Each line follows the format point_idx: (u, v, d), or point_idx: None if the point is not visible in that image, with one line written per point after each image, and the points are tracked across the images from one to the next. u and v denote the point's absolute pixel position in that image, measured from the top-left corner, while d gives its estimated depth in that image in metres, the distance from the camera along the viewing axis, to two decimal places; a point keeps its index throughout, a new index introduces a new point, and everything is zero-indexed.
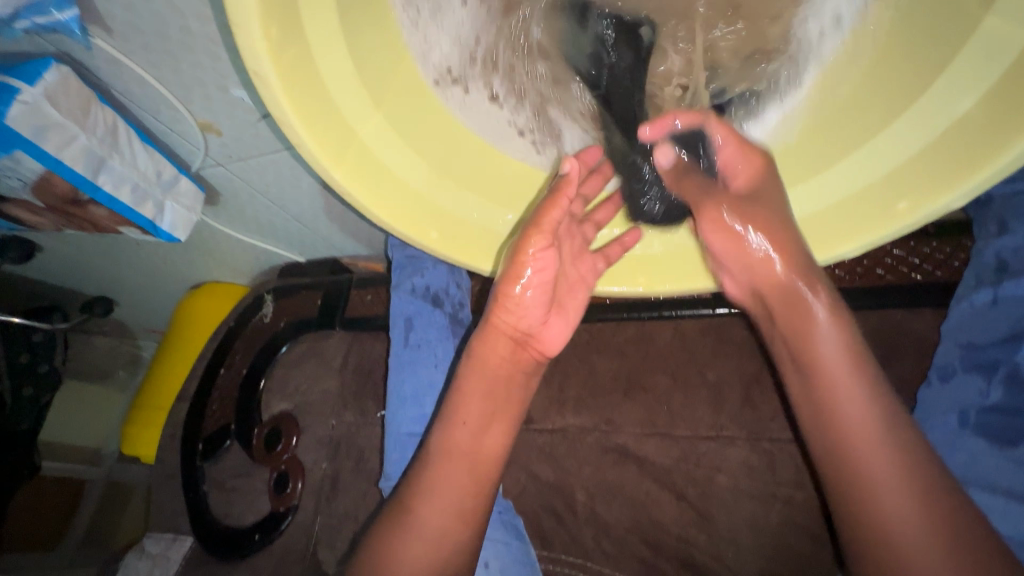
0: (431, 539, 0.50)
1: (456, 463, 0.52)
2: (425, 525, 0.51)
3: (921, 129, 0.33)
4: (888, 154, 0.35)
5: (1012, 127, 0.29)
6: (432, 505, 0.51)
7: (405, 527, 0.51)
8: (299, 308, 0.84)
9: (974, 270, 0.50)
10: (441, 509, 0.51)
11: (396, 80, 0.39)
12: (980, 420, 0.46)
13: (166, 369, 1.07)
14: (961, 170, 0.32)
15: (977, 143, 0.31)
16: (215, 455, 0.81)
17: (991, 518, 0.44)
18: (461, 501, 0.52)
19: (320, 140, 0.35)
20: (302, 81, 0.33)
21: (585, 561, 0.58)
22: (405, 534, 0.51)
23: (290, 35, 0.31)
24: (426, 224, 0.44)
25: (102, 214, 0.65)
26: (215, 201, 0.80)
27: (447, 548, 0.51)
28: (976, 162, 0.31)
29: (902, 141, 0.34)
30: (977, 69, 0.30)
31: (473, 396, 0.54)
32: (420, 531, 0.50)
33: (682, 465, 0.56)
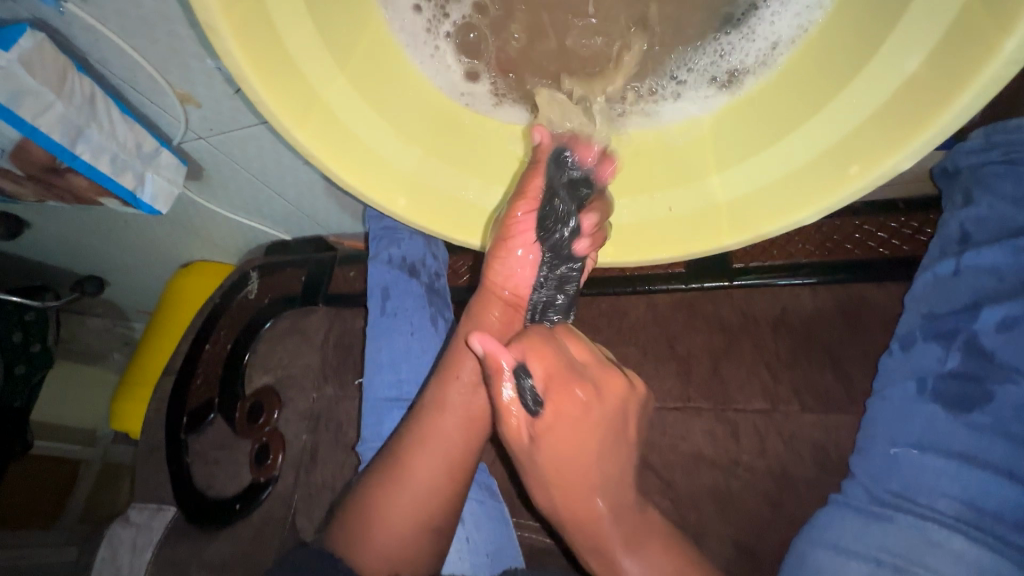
0: (419, 491, 0.52)
1: (450, 418, 0.54)
2: (414, 475, 0.52)
3: (869, 93, 0.34)
4: (840, 121, 0.35)
5: (950, 86, 0.29)
6: (424, 455, 0.52)
7: (392, 478, 0.52)
8: (284, 284, 0.85)
9: (938, 243, 0.51)
10: (432, 463, 0.52)
11: (358, 44, 0.40)
12: (936, 386, 0.46)
13: (155, 347, 1.08)
14: (906, 132, 0.32)
15: (919, 106, 0.31)
16: (199, 428, 0.82)
17: (945, 481, 0.44)
18: (450, 454, 0.53)
19: (279, 95, 0.35)
20: (257, 34, 0.33)
21: (554, 527, 0.59)
22: (394, 484, 0.52)
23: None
24: (394, 190, 0.44)
25: (82, 184, 0.65)
26: (198, 176, 0.81)
27: (436, 499, 0.52)
28: (921, 123, 0.31)
29: (852, 105, 0.35)
30: (920, 28, 0.30)
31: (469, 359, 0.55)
32: (409, 482, 0.52)
33: (648, 434, 0.56)
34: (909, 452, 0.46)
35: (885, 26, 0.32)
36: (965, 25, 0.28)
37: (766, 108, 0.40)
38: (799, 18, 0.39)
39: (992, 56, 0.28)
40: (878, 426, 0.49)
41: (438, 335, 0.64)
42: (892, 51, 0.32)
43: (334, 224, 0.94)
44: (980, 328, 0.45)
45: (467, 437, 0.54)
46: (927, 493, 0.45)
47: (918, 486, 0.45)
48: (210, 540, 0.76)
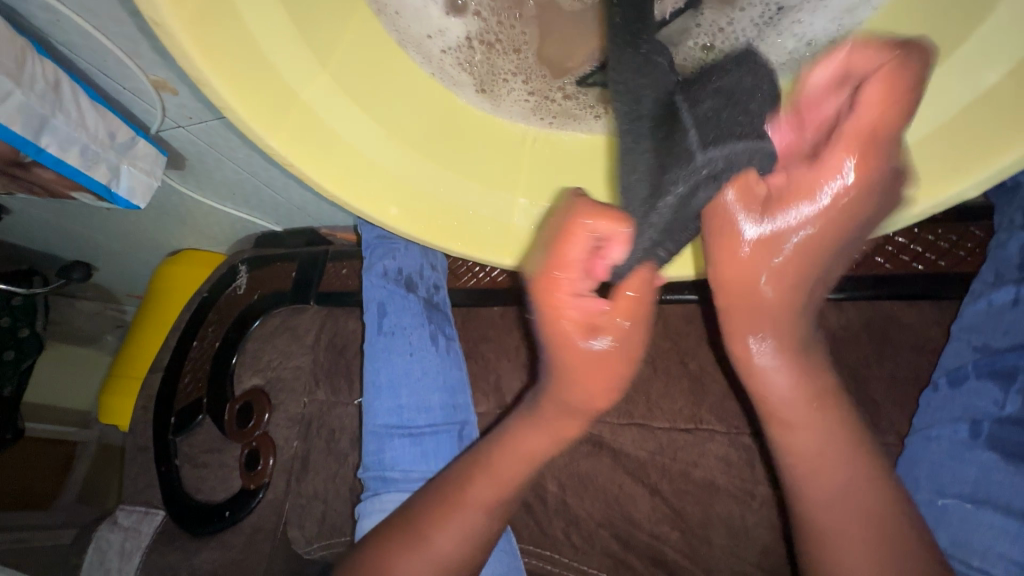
0: (436, 563, 0.47)
1: (473, 510, 0.49)
2: (437, 549, 0.47)
3: (928, 110, 0.29)
4: (896, 135, 0.31)
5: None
6: (446, 529, 0.48)
7: (406, 539, 0.48)
8: (273, 279, 0.81)
9: (994, 265, 0.47)
10: (454, 536, 0.48)
11: (345, 35, 0.36)
12: (992, 432, 0.43)
13: (142, 338, 1.04)
14: (971, 159, 0.28)
15: (987, 131, 0.27)
16: (188, 430, 0.80)
17: (1000, 540, 0.41)
18: (472, 528, 0.48)
19: (247, 99, 0.31)
20: (223, 31, 0.28)
21: (553, 552, 0.56)
22: (408, 550, 0.47)
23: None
24: (384, 199, 0.39)
25: (52, 178, 0.60)
26: (180, 166, 0.76)
27: (450, 571, 0.47)
28: (989, 152, 0.27)
29: (904, 122, 0.30)
30: (1007, 39, 0.26)
31: (517, 458, 0.49)
32: (428, 553, 0.47)
33: (658, 459, 0.53)
34: (960, 505, 0.43)
35: (955, 33, 0.28)
36: None
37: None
38: (837, 20, 0.33)
39: None
40: (922, 471, 0.46)
41: (438, 354, 0.61)
42: (963, 65, 0.28)
43: (326, 216, 0.89)
44: None
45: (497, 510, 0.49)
46: (981, 556, 0.41)
47: (970, 545, 0.42)
48: (199, 548, 0.74)
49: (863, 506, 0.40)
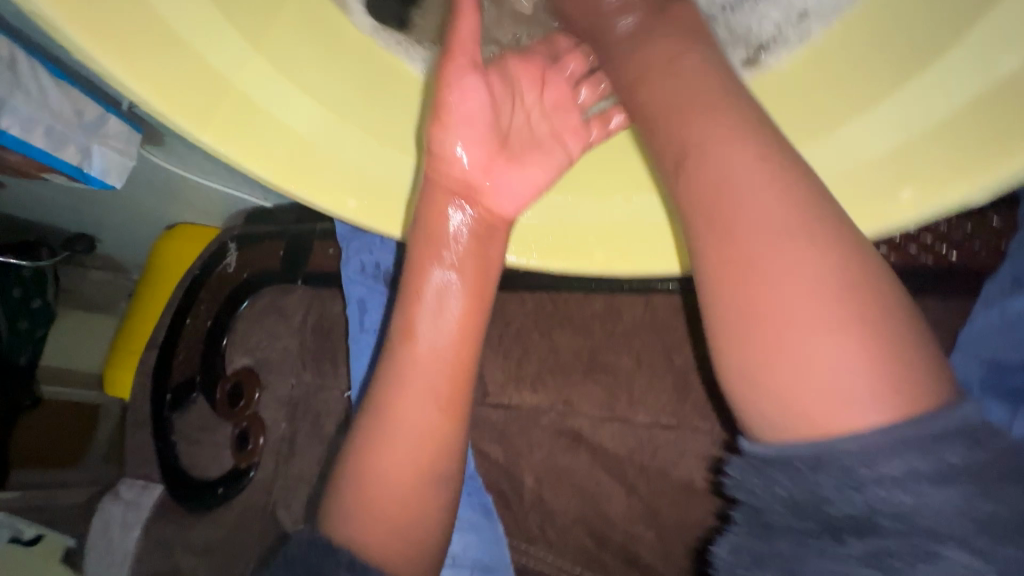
0: (399, 487, 0.40)
1: (415, 396, 0.40)
2: (388, 471, 0.40)
3: (938, 93, 0.26)
4: (890, 131, 0.28)
5: None
6: (391, 444, 0.40)
7: (363, 477, 0.40)
8: (260, 258, 0.80)
9: (1012, 270, 0.43)
10: (401, 450, 0.40)
11: (287, 18, 0.34)
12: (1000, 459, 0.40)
13: (141, 312, 1.05)
14: (988, 154, 0.24)
15: (1001, 120, 0.24)
16: (184, 406, 0.81)
17: None
18: (421, 426, 0.41)
19: (164, 91, 0.28)
20: (121, 21, 0.27)
21: (526, 544, 0.55)
22: (366, 482, 0.40)
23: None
24: (342, 191, 0.36)
25: (20, 160, 0.58)
26: (159, 142, 0.73)
27: (418, 486, 0.40)
28: (1008, 145, 0.24)
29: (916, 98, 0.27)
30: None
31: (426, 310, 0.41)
32: (380, 473, 0.40)
33: (635, 456, 0.51)
34: None
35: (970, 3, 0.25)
36: None
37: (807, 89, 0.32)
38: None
39: None
40: None
41: None
42: (973, 51, 0.25)
43: None
44: None
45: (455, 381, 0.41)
46: None
47: None
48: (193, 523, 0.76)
49: (812, 281, 0.28)
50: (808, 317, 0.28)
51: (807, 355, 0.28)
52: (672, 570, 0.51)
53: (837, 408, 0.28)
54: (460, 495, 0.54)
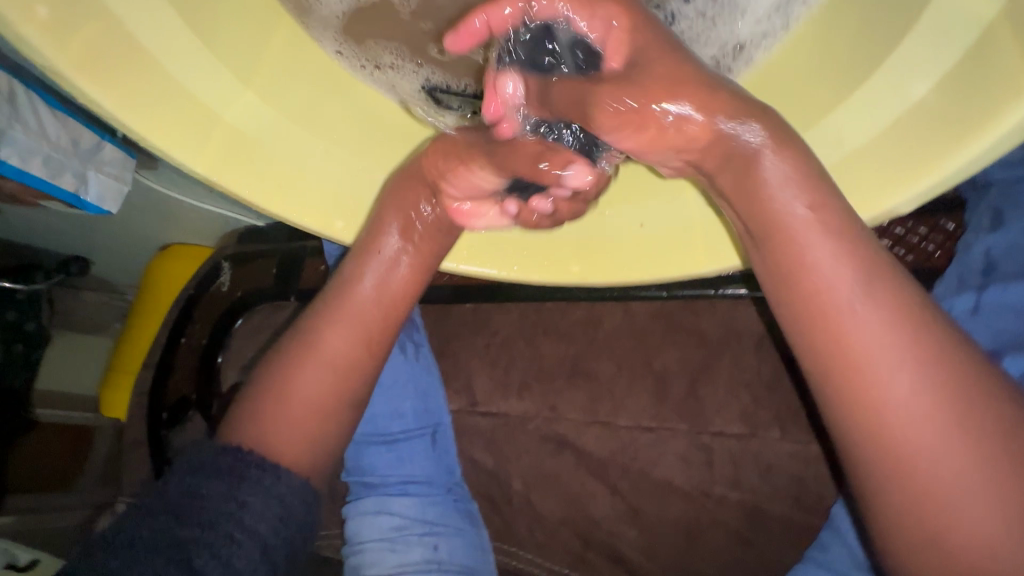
0: (304, 438, 0.45)
1: (324, 362, 0.45)
2: (294, 404, 0.45)
3: (866, 113, 0.30)
4: (825, 146, 0.32)
5: (968, 123, 0.27)
6: (302, 383, 0.45)
7: (273, 396, 0.45)
8: (252, 277, 0.83)
9: (956, 270, 0.46)
10: (314, 387, 0.45)
11: (270, 50, 0.35)
12: None
13: (134, 331, 1.06)
14: (906, 171, 0.29)
15: (927, 138, 0.28)
16: (179, 424, 0.83)
17: None
18: (333, 386, 0.46)
19: (149, 120, 0.30)
20: (117, 66, 0.28)
21: (516, 548, 0.57)
22: (273, 401, 0.45)
23: (72, 9, 0.26)
24: (328, 213, 0.40)
25: (16, 188, 0.60)
26: (152, 165, 0.75)
27: (322, 444, 0.46)
28: (926, 162, 0.28)
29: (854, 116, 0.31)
30: (931, 51, 0.27)
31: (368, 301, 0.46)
32: (293, 400, 0.45)
33: (618, 458, 0.53)
34: None
35: (896, 30, 0.28)
36: (978, 62, 0.26)
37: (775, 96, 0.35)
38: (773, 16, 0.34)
39: (996, 118, 0.26)
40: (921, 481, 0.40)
41: (424, 359, 0.57)
42: (891, 73, 0.29)
43: None
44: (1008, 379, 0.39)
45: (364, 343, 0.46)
46: None
47: None
48: None
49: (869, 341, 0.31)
50: (871, 369, 0.31)
51: (907, 422, 0.30)
52: (655, 567, 0.52)
53: (964, 504, 0.29)
54: (447, 501, 0.54)
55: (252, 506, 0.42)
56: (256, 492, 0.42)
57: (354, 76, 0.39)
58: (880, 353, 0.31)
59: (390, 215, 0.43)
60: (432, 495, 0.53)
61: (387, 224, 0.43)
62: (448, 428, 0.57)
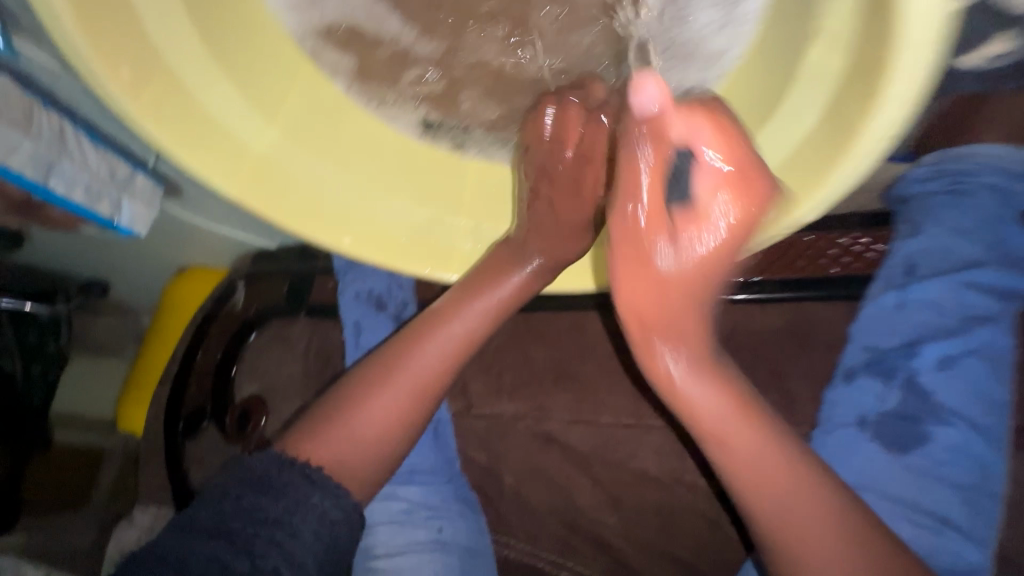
0: (364, 444, 0.51)
1: (404, 385, 0.52)
2: (370, 417, 0.51)
3: (780, 141, 0.36)
4: None
5: (846, 137, 0.32)
6: (381, 400, 0.52)
7: (358, 398, 0.52)
8: (266, 293, 0.89)
9: (884, 273, 0.54)
10: (387, 407, 0.52)
11: (294, 94, 0.41)
12: (877, 423, 0.50)
13: (154, 350, 1.12)
14: (816, 179, 0.35)
15: (821, 156, 0.34)
16: (196, 433, 0.88)
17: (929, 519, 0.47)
18: (402, 408, 0.52)
19: (180, 135, 0.37)
20: (172, 109, 0.36)
21: (508, 538, 0.61)
22: (348, 412, 0.52)
23: (144, 72, 0.34)
24: (338, 229, 0.46)
25: (59, 215, 0.67)
26: (178, 194, 0.83)
27: (377, 454, 0.52)
28: (831, 168, 0.34)
29: (773, 141, 0.37)
30: (817, 85, 0.33)
31: (444, 346, 0.54)
32: (364, 419, 0.51)
33: (600, 452, 0.58)
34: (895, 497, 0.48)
35: (780, 74, 0.34)
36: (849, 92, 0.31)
37: None
38: (709, 69, 0.38)
39: (865, 129, 0.31)
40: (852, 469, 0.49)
41: None
42: (793, 105, 0.35)
43: None
44: (915, 368, 0.50)
45: (428, 385, 0.53)
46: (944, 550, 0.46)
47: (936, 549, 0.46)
48: None
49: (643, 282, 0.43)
50: (642, 301, 0.44)
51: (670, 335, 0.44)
52: (634, 551, 0.57)
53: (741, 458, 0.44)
54: (448, 489, 0.59)
55: (301, 535, 0.46)
56: (305, 519, 0.46)
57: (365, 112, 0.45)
58: (650, 285, 0.43)
59: (487, 270, 0.53)
60: (434, 484, 0.58)
61: (518, 265, 0.54)
62: (447, 423, 0.62)
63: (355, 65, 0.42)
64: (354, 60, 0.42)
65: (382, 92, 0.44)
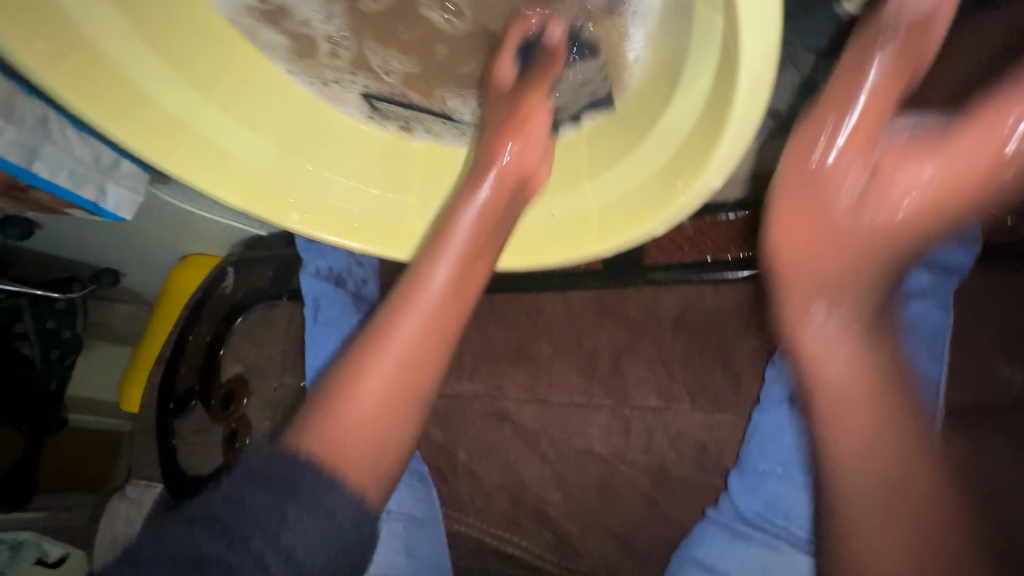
0: (358, 435, 0.38)
1: (416, 342, 0.40)
2: (356, 406, 0.38)
3: (672, 125, 0.36)
4: (647, 158, 0.38)
5: (719, 118, 0.31)
6: (377, 373, 0.39)
7: (336, 398, 0.38)
8: (251, 278, 0.94)
9: None
10: (380, 381, 0.39)
11: (227, 69, 0.42)
12: None
13: (152, 337, 1.16)
14: (698, 163, 0.34)
15: (698, 143, 0.33)
16: (185, 411, 0.91)
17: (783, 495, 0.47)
18: (427, 360, 0.40)
19: (136, 134, 0.39)
20: (95, 81, 0.36)
21: (459, 512, 0.63)
22: (336, 411, 0.38)
23: (60, 43, 0.34)
24: (284, 207, 0.47)
25: (46, 199, 0.71)
26: (165, 180, 0.86)
27: (385, 453, 0.39)
28: (703, 160, 0.33)
29: (662, 143, 0.37)
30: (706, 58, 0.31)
31: (458, 300, 0.42)
32: (359, 403, 0.38)
33: (547, 429, 0.59)
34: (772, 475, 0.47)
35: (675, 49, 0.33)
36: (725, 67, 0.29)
37: (610, 131, 0.42)
38: None
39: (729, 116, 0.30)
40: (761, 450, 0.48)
41: None
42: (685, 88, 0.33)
43: None
44: None
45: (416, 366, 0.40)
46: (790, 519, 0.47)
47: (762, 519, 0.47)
48: None
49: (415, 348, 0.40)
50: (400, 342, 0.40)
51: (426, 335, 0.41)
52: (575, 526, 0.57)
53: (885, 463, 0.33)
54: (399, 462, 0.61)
55: (291, 526, 0.35)
56: (301, 515, 0.35)
57: (305, 91, 0.46)
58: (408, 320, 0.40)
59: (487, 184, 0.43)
60: None
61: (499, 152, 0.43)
62: None
63: (291, 42, 0.42)
64: (288, 36, 0.41)
65: (316, 69, 0.44)
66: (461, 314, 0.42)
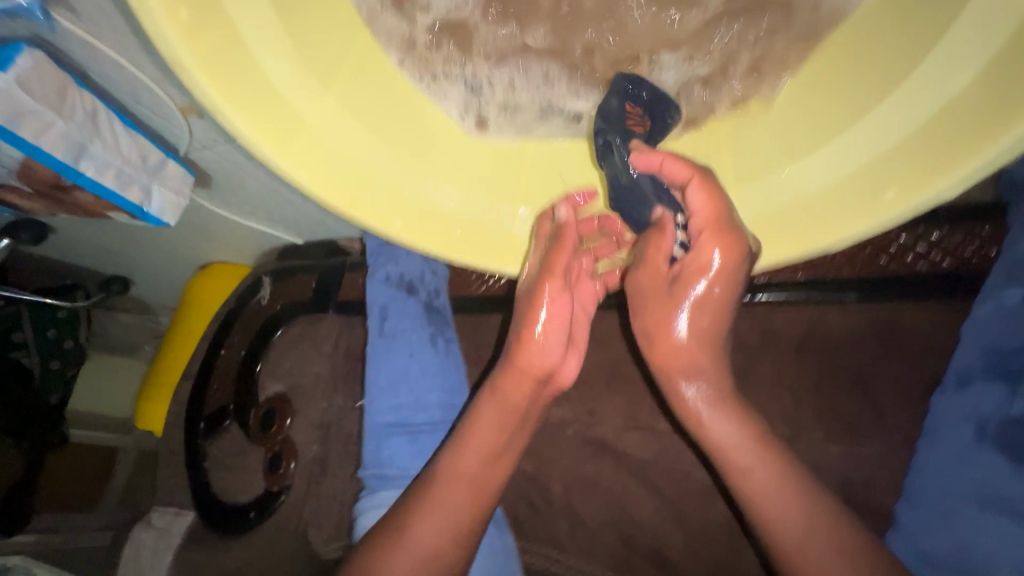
0: (421, 561, 0.47)
1: (455, 487, 0.50)
2: (418, 541, 0.47)
3: (908, 111, 0.31)
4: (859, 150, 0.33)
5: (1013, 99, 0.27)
6: (426, 520, 0.48)
7: (395, 535, 0.48)
8: (292, 288, 0.86)
9: (1004, 266, 0.49)
10: (434, 526, 0.48)
11: (352, 65, 0.39)
12: (998, 432, 0.46)
13: (172, 349, 1.09)
14: (952, 157, 0.29)
15: (947, 134, 0.29)
16: (216, 433, 0.85)
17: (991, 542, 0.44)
18: (450, 519, 0.49)
19: (256, 123, 0.33)
20: (226, 54, 0.31)
21: (558, 552, 0.57)
22: (393, 548, 0.47)
23: (205, 12, 0.29)
24: (388, 213, 0.41)
25: (89, 200, 0.65)
26: (207, 184, 0.79)
27: (435, 570, 0.47)
28: (961, 151, 0.29)
29: (885, 132, 0.32)
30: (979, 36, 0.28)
31: (487, 433, 0.53)
32: (413, 548, 0.47)
33: (659, 460, 0.56)
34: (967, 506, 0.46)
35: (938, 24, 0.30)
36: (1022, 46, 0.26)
37: (800, 120, 0.37)
38: None
39: None
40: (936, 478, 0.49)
41: (436, 354, 0.64)
42: (939, 61, 0.30)
43: None
44: None
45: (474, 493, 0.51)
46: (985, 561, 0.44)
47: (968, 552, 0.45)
48: (226, 546, 0.77)
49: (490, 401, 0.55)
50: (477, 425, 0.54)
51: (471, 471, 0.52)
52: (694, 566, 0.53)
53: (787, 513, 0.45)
54: None
55: None
56: None
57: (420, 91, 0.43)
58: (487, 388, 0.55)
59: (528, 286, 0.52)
60: None
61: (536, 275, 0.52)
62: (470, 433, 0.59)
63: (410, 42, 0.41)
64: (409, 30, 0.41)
65: (439, 67, 0.43)
66: (505, 430, 0.53)
